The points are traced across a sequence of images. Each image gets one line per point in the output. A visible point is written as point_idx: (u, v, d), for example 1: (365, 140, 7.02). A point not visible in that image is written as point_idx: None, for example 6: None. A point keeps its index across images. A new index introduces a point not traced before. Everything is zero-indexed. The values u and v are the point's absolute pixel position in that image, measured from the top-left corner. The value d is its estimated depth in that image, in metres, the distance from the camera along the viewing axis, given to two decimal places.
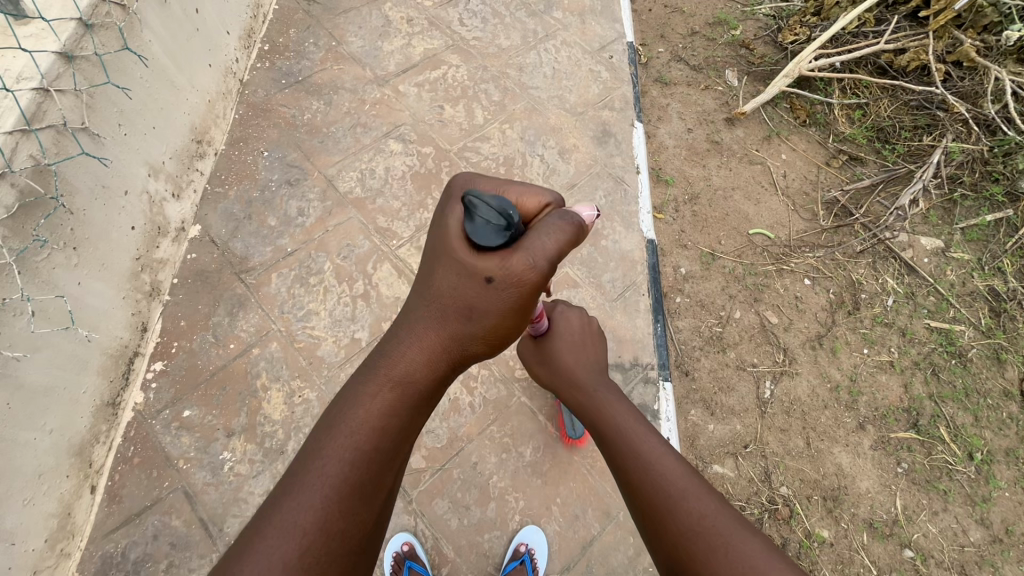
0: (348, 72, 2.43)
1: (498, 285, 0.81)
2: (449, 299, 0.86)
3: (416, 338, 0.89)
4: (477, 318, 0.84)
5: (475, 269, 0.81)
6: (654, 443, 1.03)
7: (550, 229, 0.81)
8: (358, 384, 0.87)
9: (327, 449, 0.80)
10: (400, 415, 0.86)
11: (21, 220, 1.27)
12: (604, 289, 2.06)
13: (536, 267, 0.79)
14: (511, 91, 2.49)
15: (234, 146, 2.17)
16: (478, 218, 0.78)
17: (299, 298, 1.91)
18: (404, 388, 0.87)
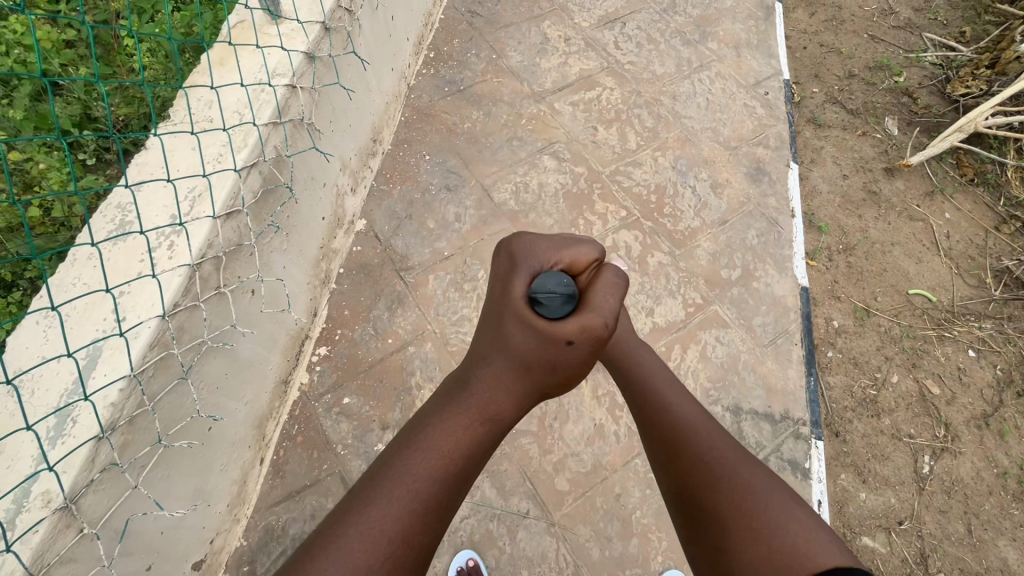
0: (507, 86, 2.48)
1: (576, 345, 0.76)
2: (528, 364, 0.80)
3: (498, 371, 0.82)
4: (558, 373, 0.79)
5: (551, 331, 0.76)
6: (704, 441, 0.95)
7: (612, 288, 0.79)
8: (438, 420, 0.80)
9: (412, 471, 0.75)
10: (488, 447, 0.80)
11: (262, 206, 1.35)
12: (755, 333, 1.99)
13: (607, 324, 0.76)
14: (665, 118, 2.47)
15: (399, 147, 2.26)
16: (546, 301, 0.77)
17: (454, 302, 1.96)
18: (492, 424, 0.80)
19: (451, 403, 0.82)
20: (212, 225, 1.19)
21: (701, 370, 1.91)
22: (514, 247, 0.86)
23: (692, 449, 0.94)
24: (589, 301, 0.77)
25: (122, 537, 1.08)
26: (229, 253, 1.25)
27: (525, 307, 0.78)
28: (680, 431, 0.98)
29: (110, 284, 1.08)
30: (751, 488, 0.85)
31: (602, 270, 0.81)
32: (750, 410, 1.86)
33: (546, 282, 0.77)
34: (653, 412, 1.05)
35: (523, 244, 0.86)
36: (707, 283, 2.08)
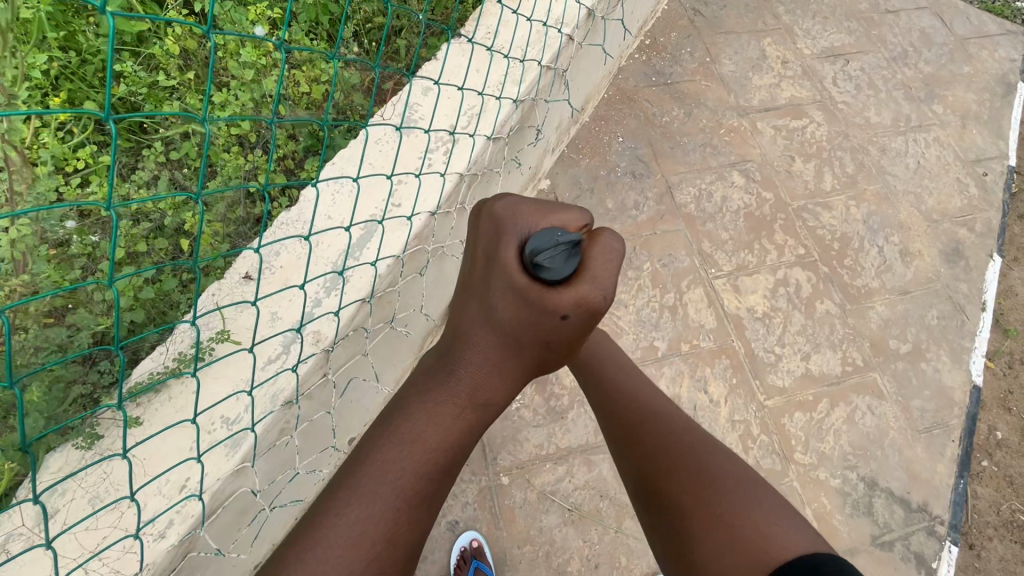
0: (713, 91, 2.43)
1: (574, 321, 0.75)
2: (518, 336, 0.78)
3: (482, 358, 0.81)
4: (552, 349, 0.79)
5: (545, 306, 0.74)
6: (665, 437, 0.99)
7: (610, 252, 0.76)
8: (427, 398, 0.82)
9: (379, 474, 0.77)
10: (468, 441, 0.82)
11: (514, 140, 1.41)
12: (912, 415, 1.88)
13: (607, 297, 0.74)
14: (868, 169, 2.34)
15: (595, 122, 2.28)
16: (551, 265, 0.73)
17: (614, 284, 1.97)
18: (485, 411, 0.82)
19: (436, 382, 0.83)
20: (486, 146, 1.27)
21: (845, 432, 1.83)
22: (498, 211, 0.81)
23: (644, 440, 1.00)
24: (587, 264, 0.74)
25: (343, 393, 1.16)
26: (482, 177, 1.34)
27: (517, 267, 0.75)
28: (636, 412, 1.05)
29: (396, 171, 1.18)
30: (731, 488, 0.90)
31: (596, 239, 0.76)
32: (886, 489, 1.76)
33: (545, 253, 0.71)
34: (619, 384, 1.12)
35: (504, 206, 0.81)
36: (872, 348, 1.97)
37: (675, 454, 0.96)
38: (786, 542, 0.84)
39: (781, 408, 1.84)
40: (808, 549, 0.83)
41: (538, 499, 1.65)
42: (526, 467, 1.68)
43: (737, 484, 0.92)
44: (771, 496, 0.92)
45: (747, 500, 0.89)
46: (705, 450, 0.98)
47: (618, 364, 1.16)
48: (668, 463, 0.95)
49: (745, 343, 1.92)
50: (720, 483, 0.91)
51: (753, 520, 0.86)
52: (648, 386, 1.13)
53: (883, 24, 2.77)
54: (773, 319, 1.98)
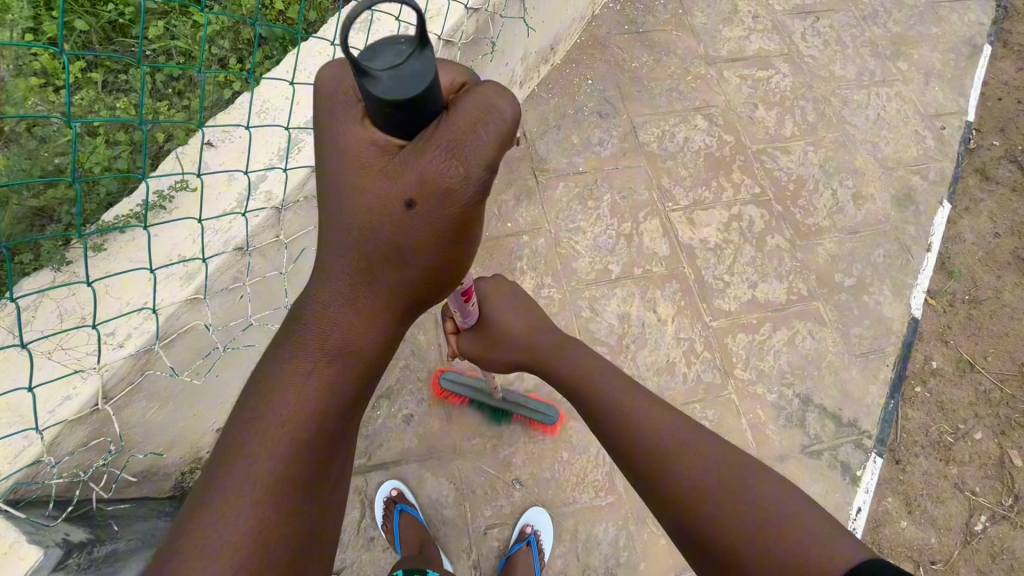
0: (684, 41, 2.52)
1: (417, 207, 0.69)
2: (374, 245, 0.73)
3: (349, 288, 0.77)
4: (408, 255, 0.72)
5: (385, 199, 0.70)
6: (689, 457, 0.97)
7: (478, 120, 0.65)
8: (283, 362, 0.78)
9: (258, 434, 0.73)
10: (344, 383, 0.79)
11: (470, 49, 1.50)
12: (850, 340, 1.99)
13: (474, 187, 0.66)
14: (828, 118, 2.43)
15: (567, 65, 2.37)
16: (382, 74, 0.58)
17: (574, 212, 2.08)
18: (348, 358, 0.79)
19: (295, 344, 0.79)
20: (436, 42, 1.34)
21: (784, 353, 1.94)
22: (326, 85, 0.72)
23: (674, 470, 0.96)
24: (444, 124, 0.64)
25: (295, 261, 1.28)
26: None
27: (365, 133, 0.68)
28: (659, 441, 1.00)
29: (338, 41, 1.26)
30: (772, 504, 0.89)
31: (462, 99, 0.66)
32: (819, 405, 1.87)
33: (386, 54, 0.58)
34: (633, 409, 1.08)
35: (346, 70, 0.71)
36: (817, 280, 2.08)
37: (707, 483, 0.92)
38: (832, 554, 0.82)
39: (725, 329, 1.95)
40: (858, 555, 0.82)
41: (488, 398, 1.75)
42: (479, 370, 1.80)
43: (782, 502, 0.89)
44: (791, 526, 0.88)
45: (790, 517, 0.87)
46: (735, 472, 0.94)
47: (627, 391, 1.12)
48: (700, 497, 0.91)
49: (695, 270, 2.03)
50: (763, 510, 0.88)
51: (801, 538, 0.84)
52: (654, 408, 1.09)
53: None
54: (724, 250, 2.09)
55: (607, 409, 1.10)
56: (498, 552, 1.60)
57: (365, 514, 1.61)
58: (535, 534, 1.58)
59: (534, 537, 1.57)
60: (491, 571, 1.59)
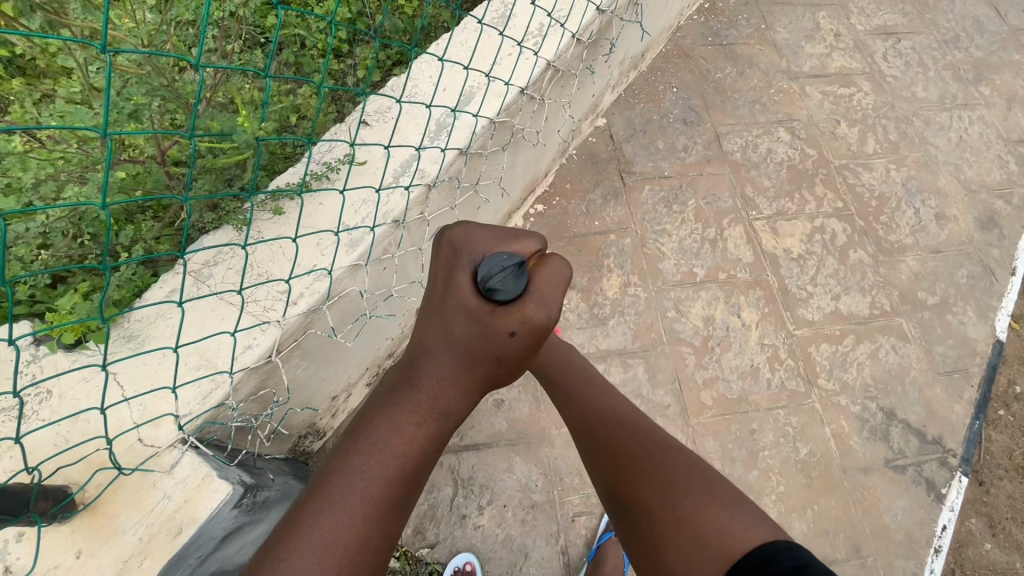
0: (767, 55, 2.56)
1: (520, 339, 0.76)
2: (475, 351, 0.78)
3: (447, 370, 0.79)
4: (506, 363, 0.79)
5: (496, 321, 0.76)
6: (624, 429, 1.03)
7: (554, 275, 0.78)
8: (391, 412, 0.79)
9: (355, 479, 0.73)
10: (437, 446, 0.80)
11: (593, 47, 1.56)
12: (934, 358, 1.98)
13: (551, 318, 0.76)
14: (910, 138, 2.44)
15: (652, 73, 2.43)
16: (500, 284, 0.75)
17: (659, 215, 2.12)
18: (447, 420, 0.80)
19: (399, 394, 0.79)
20: (571, 39, 1.40)
21: (868, 366, 1.94)
22: (456, 234, 0.81)
23: (611, 436, 1.02)
24: (534, 285, 0.77)
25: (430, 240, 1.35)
26: (563, 70, 1.47)
27: (472, 291, 0.77)
28: (599, 411, 1.09)
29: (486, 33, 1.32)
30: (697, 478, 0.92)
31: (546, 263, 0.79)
32: (903, 421, 1.87)
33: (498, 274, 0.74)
34: (586, 389, 1.17)
35: (464, 230, 0.82)
36: (900, 297, 2.08)
37: (637, 449, 0.97)
38: (745, 531, 0.83)
39: (809, 338, 1.96)
40: (768, 536, 0.82)
41: None
42: None
43: (701, 486, 0.90)
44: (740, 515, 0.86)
45: (715, 503, 0.87)
46: (657, 446, 0.98)
47: (581, 378, 1.21)
48: (625, 456, 0.97)
49: (779, 278, 2.05)
50: (683, 490, 0.89)
51: (713, 513, 0.85)
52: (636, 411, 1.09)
53: (937, 9, 2.85)
54: (808, 261, 2.10)
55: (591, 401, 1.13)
56: (586, 541, 1.63)
57: (458, 493, 1.65)
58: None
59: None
60: (578, 559, 1.61)
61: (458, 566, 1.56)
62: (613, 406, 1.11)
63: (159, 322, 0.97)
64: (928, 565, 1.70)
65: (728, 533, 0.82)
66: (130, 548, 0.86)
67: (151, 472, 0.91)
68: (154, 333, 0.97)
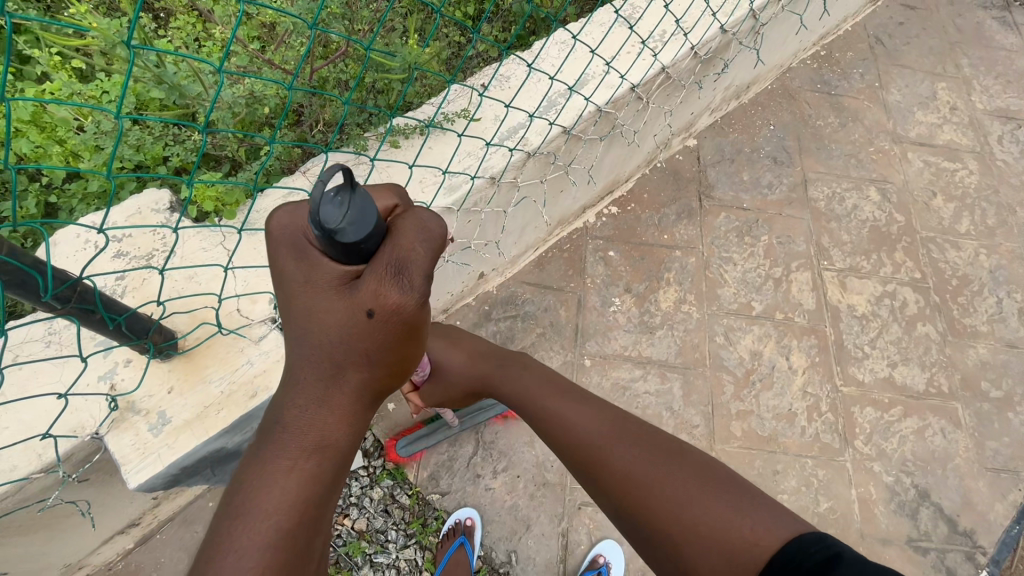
0: (874, 113, 2.51)
1: (382, 319, 0.66)
2: (339, 355, 0.70)
3: (312, 392, 0.73)
4: (376, 362, 0.70)
5: (353, 302, 0.67)
6: (621, 445, 1.03)
7: (412, 223, 0.67)
8: (260, 461, 0.71)
9: (232, 541, 0.65)
10: (323, 484, 0.72)
11: (708, 64, 1.62)
12: (984, 452, 1.90)
13: (417, 292, 0.64)
14: (1009, 227, 2.34)
15: (753, 106, 2.44)
16: (347, 222, 0.63)
17: (729, 243, 2.14)
18: (325, 458, 0.72)
19: (264, 444, 0.72)
20: (689, 50, 1.46)
21: (910, 441, 1.88)
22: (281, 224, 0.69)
23: (610, 458, 1.01)
24: (393, 234, 0.66)
25: (515, 206, 1.44)
26: (675, 79, 1.52)
27: (328, 278, 0.68)
28: (588, 430, 1.07)
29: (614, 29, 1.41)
30: (704, 488, 0.94)
31: (402, 213, 0.70)
32: (936, 504, 1.80)
33: (332, 207, 0.61)
34: (565, 407, 1.14)
35: (286, 217, 0.71)
36: (961, 381, 2.01)
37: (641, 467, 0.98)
38: (770, 532, 0.88)
39: (855, 398, 1.92)
40: (791, 533, 0.88)
41: (611, 388, 1.86)
42: (608, 359, 1.90)
43: (719, 490, 0.94)
44: (755, 495, 0.95)
45: (729, 510, 0.91)
46: (662, 456, 1.01)
47: (562, 392, 1.19)
48: (623, 480, 0.98)
49: (836, 333, 2.02)
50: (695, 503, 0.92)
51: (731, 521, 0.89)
52: (602, 415, 1.11)
53: None
54: (871, 322, 2.06)
55: (556, 422, 1.12)
56: (587, 531, 1.67)
57: (477, 453, 1.72)
58: (607, 567, 1.61)
59: (605, 569, 1.61)
60: (576, 545, 1.65)
61: (459, 519, 1.64)
62: (603, 417, 1.10)
63: None
64: None
65: (750, 539, 0.87)
66: (211, 397, 0.98)
67: (241, 338, 1.03)
68: (268, 224, 1.09)
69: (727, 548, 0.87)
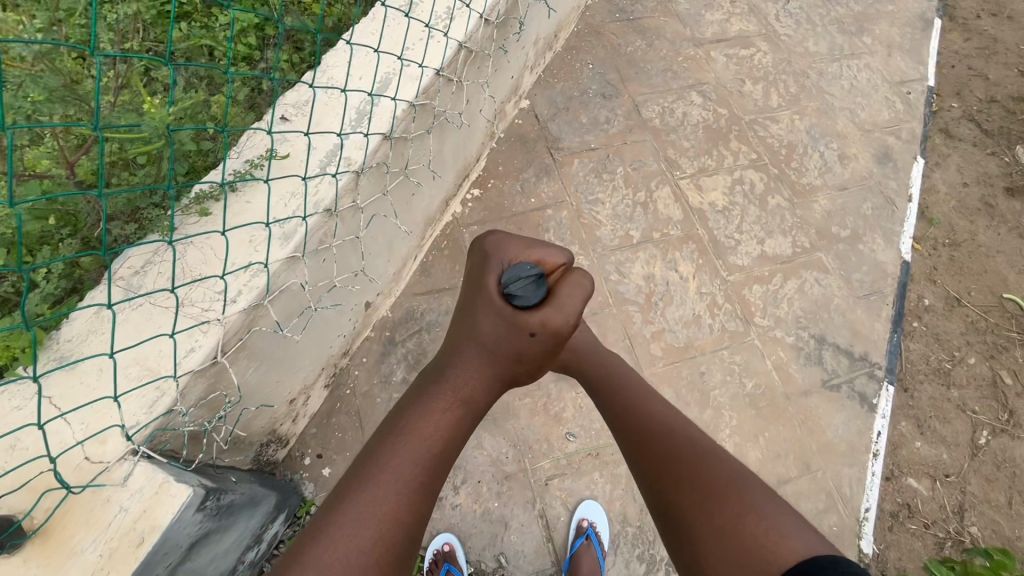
0: (672, 26, 2.70)
1: (541, 339, 0.96)
2: (500, 348, 0.99)
3: (471, 366, 1.00)
4: (521, 362, 1.00)
5: (517, 324, 0.96)
6: (666, 436, 1.02)
7: (576, 286, 0.97)
8: (422, 408, 0.97)
9: (390, 469, 0.88)
10: (458, 435, 0.97)
11: (503, 29, 1.63)
12: (852, 285, 2.17)
13: (567, 321, 0.95)
14: (808, 89, 2.64)
15: (568, 52, 2.52)
16: (522, 295, 0.95)
17: (591, 185, 2.21)
18: (468, 408, 0.98)
19: (425, 398, 0.98)
20: (477, 19, 1.44)
21: (796, 299, 2.10)
22: (488, 244, 1.06)
23: (656, 441, 1.02)
24: (554, 295, 0.96)
25: (367, 227, 1.37)
26: (476, 51, 1.51)
27: (497, 293, 0.98)
28: (646, 414, 1.08)
29: (398, 23, 1.36)
30: (747, 493, 0.91)
31: (568, 274, 0.99)
32: (832, 344, 2.04)
33: (518, 285, 0.93)
34: (629, 386, 1.18)
35: (496, 241, 1.06)
36: (817, 233, 2.26)
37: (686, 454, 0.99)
38: (785, 544, 0.84)
39: (741, 282, 2.10)
40: (808, 550, 0.83)
41: None
42: None
43: (750, 498, 0.90)
44: (785, 512, 0.89)
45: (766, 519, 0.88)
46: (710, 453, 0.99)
47: (625, 375, 1.20)
48: (666, 462, 0.98)
49: (708, 231, 2.19)
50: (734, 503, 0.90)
51: (760, 529, 0.86)
52: (661, 404, 1.11)
53: None
54: (732, 211, 2.25)
55: (615, 399, 1.15)
56: (561, 502, 1.69)
57: None
58: (593, 527, 1.63)
59: (591, 530, 1.62)
60: (555, 519, 1.67)
61: (437, 548, 1.58)
62: (663, 408, 1.09)
63: (93, 338, 0.96)
64: (870, 468, 1.87)
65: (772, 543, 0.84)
66: (90, 566, 0.84)
67: (103, 488, 0.89)
68: (89, 348, 0.95)
69: (746, 552, 0.84)
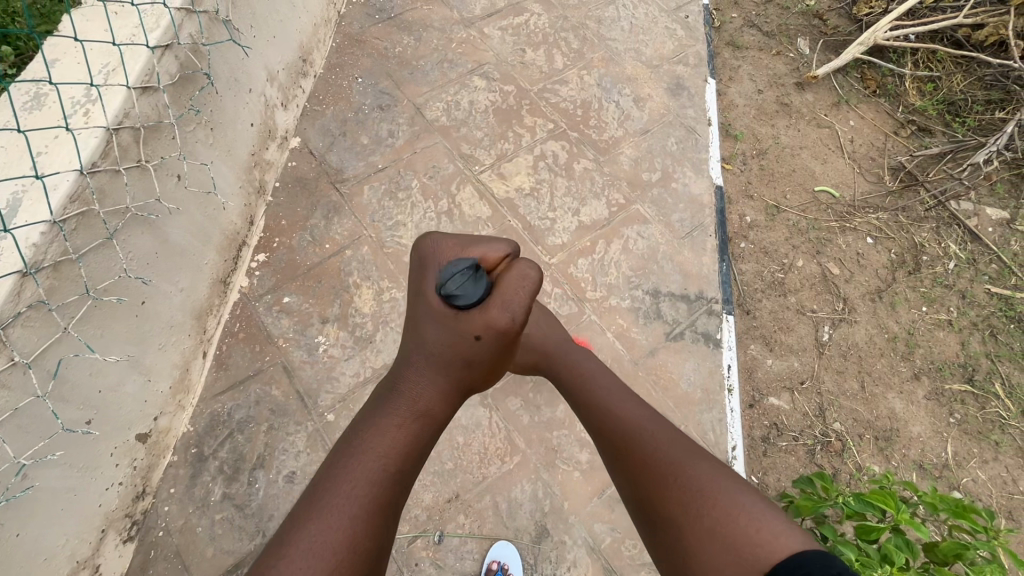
0: (437, 13, 2.54)
1: (486, 340, 0.87)
2: (446, 355, 0.90)
3: (423, 373, 0.92)
4: (473, 366, 0.91)
5: (462, 324, 0.87)
6: (689, 470, 0.98)
7: (519, 279, 0.85)
8: (374, 423, 0.90)
9: (349, 485, 0.83)
10: (421, 443, 0.91)
11: (182, 89, 1.42)
12: (673, 228, 2.15)
13: (513, 318, 0.84)
14: (590, 40, 2.58)
15: (330, 70, 2.30)
16: (460, 292, 0.86)
17: (388, 209, 2.04)
18: (427, 419, 0.91)
19: (381, 407, 0.92)
20: (126, 95, 1.23)
21: (623, 260, 2.06)
22: (423, 247, 0.97)
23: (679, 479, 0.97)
24: (498, 290, 0.85)
25: (54, 376, 1.19)
26: (147, 129, 1.31)
27: (440, 301, 0.88)
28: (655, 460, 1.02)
29: (17, 126, 1.14)
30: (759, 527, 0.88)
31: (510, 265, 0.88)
32: (667, 293, 2.02)
33: (454, 279, 0.86)
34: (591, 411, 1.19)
35: (431, 245, 0.96)
36: (629, 185, 2.22)
37: (665, 469, 1.00)
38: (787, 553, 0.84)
39: (566, 261, 2.03)
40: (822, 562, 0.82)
41: None
42: (348, 398, 1.72)
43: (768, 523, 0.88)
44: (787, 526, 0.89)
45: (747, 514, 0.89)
46: (687, 458, 1.01)
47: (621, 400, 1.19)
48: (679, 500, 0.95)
49: (520, 219, 2.09)
50: (724, 504, 0.91)
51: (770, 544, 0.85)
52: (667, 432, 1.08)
53: None
54: (540, 191, 2.16)
55: (621, 436, 1.09)
56: (430, 561, 1.57)
57: None
58: (503, 569, 1.55)
59: (502, 573, 1.55)
60: None
61: None
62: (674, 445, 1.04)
63: None
64: (727, 405, 1.86)
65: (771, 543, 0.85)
66: None
67: None
68: None
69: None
